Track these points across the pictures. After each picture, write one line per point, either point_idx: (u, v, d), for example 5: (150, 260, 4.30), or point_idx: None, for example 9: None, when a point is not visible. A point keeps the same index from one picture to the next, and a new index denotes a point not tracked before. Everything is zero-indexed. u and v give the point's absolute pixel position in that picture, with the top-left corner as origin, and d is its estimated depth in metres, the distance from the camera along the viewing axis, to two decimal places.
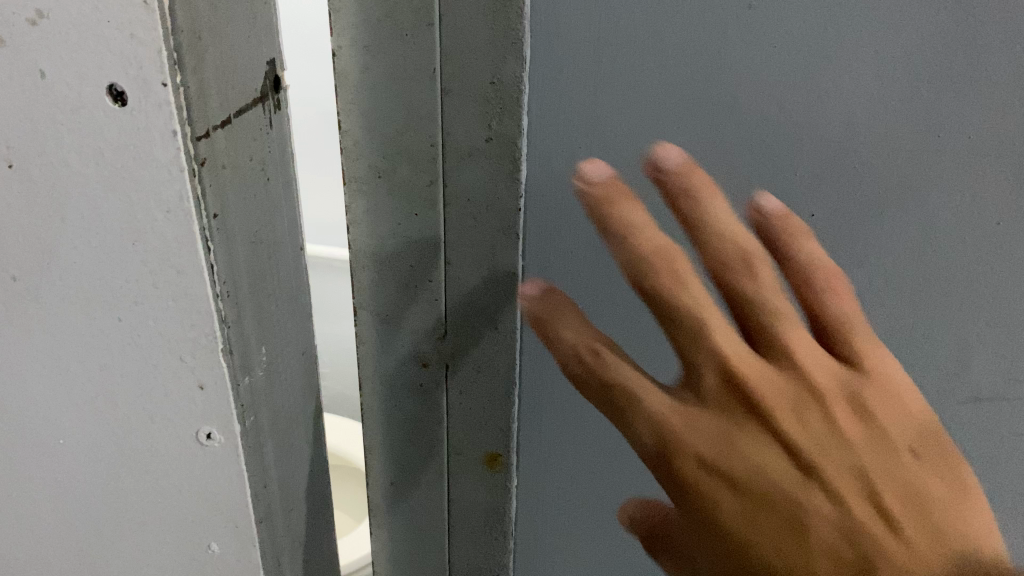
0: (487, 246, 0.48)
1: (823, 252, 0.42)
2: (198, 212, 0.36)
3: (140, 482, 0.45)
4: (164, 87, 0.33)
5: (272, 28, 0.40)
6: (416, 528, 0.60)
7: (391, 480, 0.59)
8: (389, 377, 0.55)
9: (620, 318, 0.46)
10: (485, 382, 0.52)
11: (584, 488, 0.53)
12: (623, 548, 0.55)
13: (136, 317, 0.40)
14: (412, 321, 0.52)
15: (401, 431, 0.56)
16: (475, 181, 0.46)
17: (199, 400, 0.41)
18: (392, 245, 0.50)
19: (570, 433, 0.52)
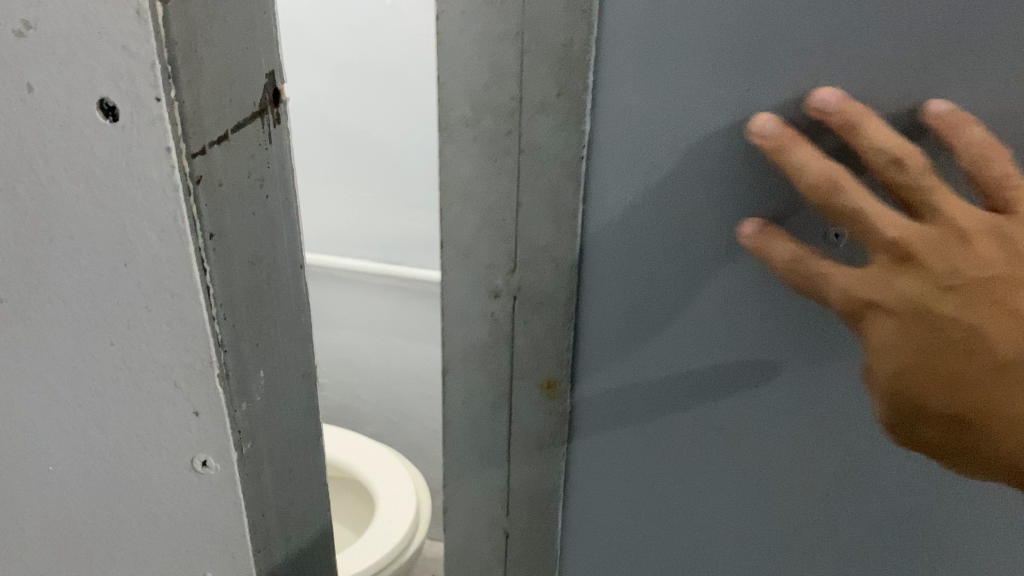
0: (554, 191, 0.51)
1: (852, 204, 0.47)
2: (193, 232, 0.34)
3: (133, 511, 0.44)
4: (158, 102, 0.32)
5: (271, 39, 0.39)
6: (479, 461, 0.64)
7: (460, 412, 0.63)
8: (462, 312, 0.59)
9: (671, 253, 0.52)
10: (545, 321, 0.56)
11: (635, 425, 0.59)
12: (660, 487, 0.61)
13: (129, 341, 0.38)
14: (484, 262, 0.56)
15: (467, 368, 0.61)
16: (546, 132, 0.50)
17: (195, 427, 0.40)
18: (467, 189, 0.54)
19: (622, 369, 0.57)
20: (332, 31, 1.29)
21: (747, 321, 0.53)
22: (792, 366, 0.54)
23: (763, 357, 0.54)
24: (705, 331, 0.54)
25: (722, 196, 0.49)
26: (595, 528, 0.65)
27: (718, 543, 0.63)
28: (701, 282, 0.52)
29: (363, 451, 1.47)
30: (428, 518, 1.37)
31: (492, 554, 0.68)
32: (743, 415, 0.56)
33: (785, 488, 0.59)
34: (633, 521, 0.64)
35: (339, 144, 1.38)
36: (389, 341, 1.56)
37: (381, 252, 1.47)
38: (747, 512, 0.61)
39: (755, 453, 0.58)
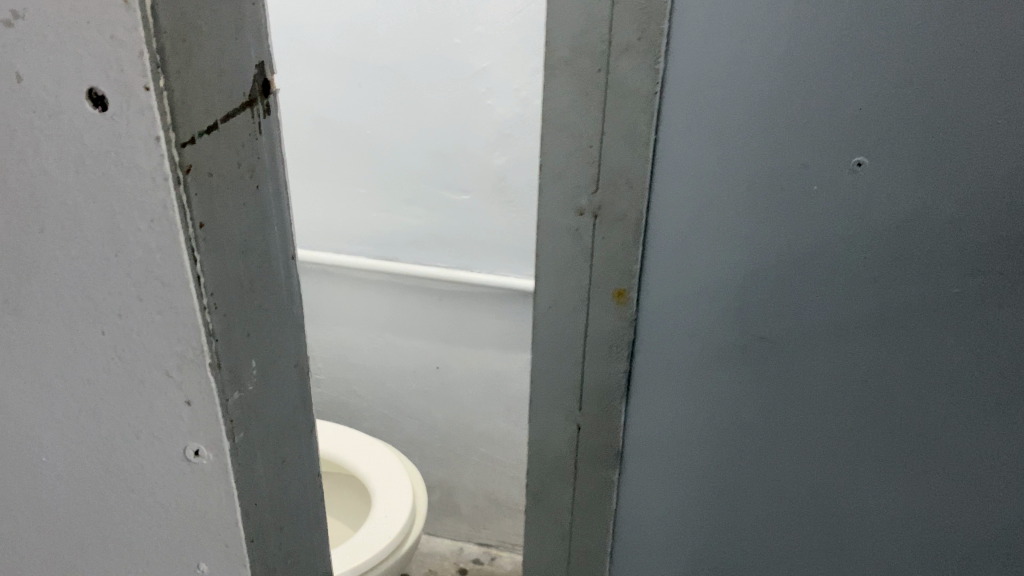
0: (632, 122, 0.69)
1: (870, 137, 0.63)
2: (183, 221, 0.35)
3: (126, 500, 0.44)
4: (146, 91, 0.32)
5: (261, 30, 0.39)
6: (562, 345, 0.82)
7: (548, 306, 0.81)
8: (556, 223, 0.76)
9: (727, 172, 0.68)
10: (618, 235, 0.74)
11: (694, 321, 0.76)
12: (709, 386, 0.79)
13: (120, 330, 0.38)
14: (577, 180, 0.73)
15: (559, 265, 0.78)
16: (629, 78, 0.68)
17: (186, 416, 0.40)
18: (568, 119, 0.71)
19: (685, 272, 0.74)
20: (326, 27, 1.29)
21: (788, 214, 0.68)
22: (823, 254, 0.68)
23: (798, 246, 0.69)
24: (759, 243, 0.70)
25: (772, 109, 0.65)
26: (661, 392, 0.81)
27: (757, 410, 0.78)
28: (755, 196, 0.68)
29: (358, 445, 1.48)
30: (424, 515, 1.37)
31: (568, 423, 0.86)
32: (787, 317, 0.72)
33: (815, 362, 0.73)
34: (689, 387, 0.80)
35: (333, 140, 1.38)
36: (385, 336, 1.57)
37: (376, 249, 1.47)
38: (784, 383, 0.76)
39: (793, 352, 0.74)
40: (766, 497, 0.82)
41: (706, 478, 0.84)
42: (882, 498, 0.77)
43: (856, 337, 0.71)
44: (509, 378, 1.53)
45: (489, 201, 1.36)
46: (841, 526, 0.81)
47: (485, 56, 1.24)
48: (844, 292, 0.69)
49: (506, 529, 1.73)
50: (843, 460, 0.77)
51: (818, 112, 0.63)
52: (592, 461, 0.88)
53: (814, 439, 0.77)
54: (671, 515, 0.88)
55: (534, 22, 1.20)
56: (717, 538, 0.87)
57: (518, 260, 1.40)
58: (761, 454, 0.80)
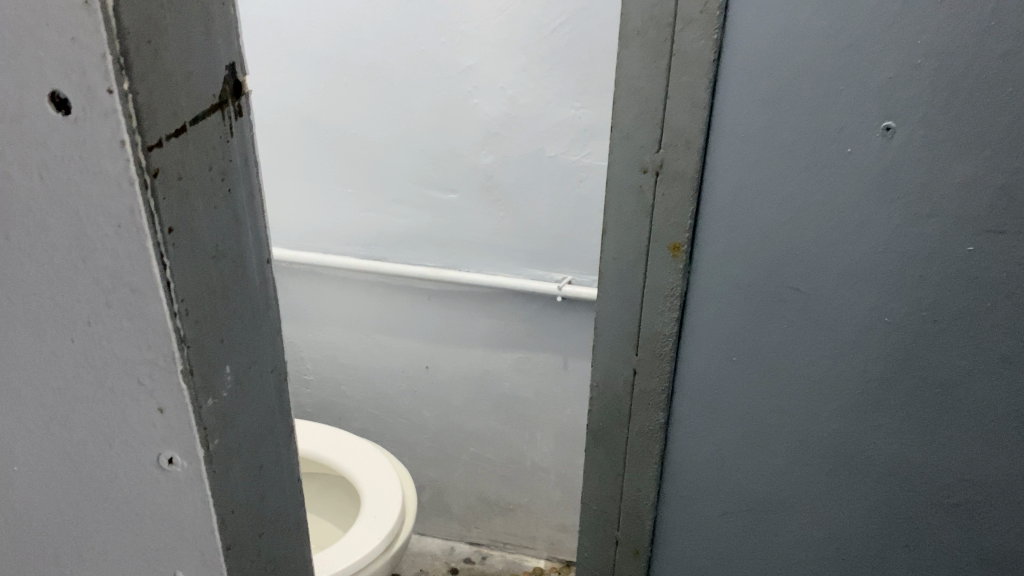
0: (692, 88, 0.66)
1: (911, 106, 0.59)
2: (152, 226, 0.34)
3: (100, 510, 0.43)
4: (110, 94, 0.31)
5: (231, 32, 0.38)
6: (620, 308, 0.77)
7: (613, 262, 0.76)
8: (622, 178, 0.72)
9: (774, 133, 0.65)
10: (678, 192, 0.70)
11: (727, 280, 0.72)
12: (737, 352, 0.74)
13: (90, 338, 0.38)
14: (645, 137, 0.69)
15: (622, 232, 0.74)
16: (693, 41, 0.64)
17: (160, 424, 0.39)
18: (634, 82, 0.68)
19: (720, 225, 0.70)
20: (310, 26, 1.28)
21: (851, 185, 0.63)
22: (883, 229, 0.64)
23: (859, 224, 0.64)
24: (802, 198, 0.66)
25: (825, 83, 0.61)
26: (690, 396, 0.79)
27: (786, 417, 0.75)
28: (803, 152, 0.64)
29: (346, 447, 1.47)
30: (412, 514, 1.37)
31: (621, 402, 0.82)
32: (823, 281, 0.68)
33: (851, 360, 0.70)
34: (717, 393, 0.77)
35: (320, 140, 1.38)
36: (373, 337, 1.56)
37: (364, 249, 1.46)
38: (815, 377, 0.72)
39: (824, 318, 0.69)
40: (790, 511, 0.80)
41: (730, 487, 0.81)
42: (905, 520, 0.74)
43: (894, 343, 0.67)
44: (498, 377, 1.53)
45: (476, 200, 1.35)
46: (864, 547, 0.77)
47: (470, 55, 1.24)
48: (895, 282, 0.65)
49: (497, 528, 1.73)
50: (867, 474, 0.74)
51: (874, 78, 0.60)
52: (637, 451, 0.84)
53: (840, 453, 0.74)
54: (701, 525, 0.85)
55: (518, 20, 1.20)
56: (743, 552, 0.84)
57: (506, 259, 1.40)
58: (786, 465, 0.78)
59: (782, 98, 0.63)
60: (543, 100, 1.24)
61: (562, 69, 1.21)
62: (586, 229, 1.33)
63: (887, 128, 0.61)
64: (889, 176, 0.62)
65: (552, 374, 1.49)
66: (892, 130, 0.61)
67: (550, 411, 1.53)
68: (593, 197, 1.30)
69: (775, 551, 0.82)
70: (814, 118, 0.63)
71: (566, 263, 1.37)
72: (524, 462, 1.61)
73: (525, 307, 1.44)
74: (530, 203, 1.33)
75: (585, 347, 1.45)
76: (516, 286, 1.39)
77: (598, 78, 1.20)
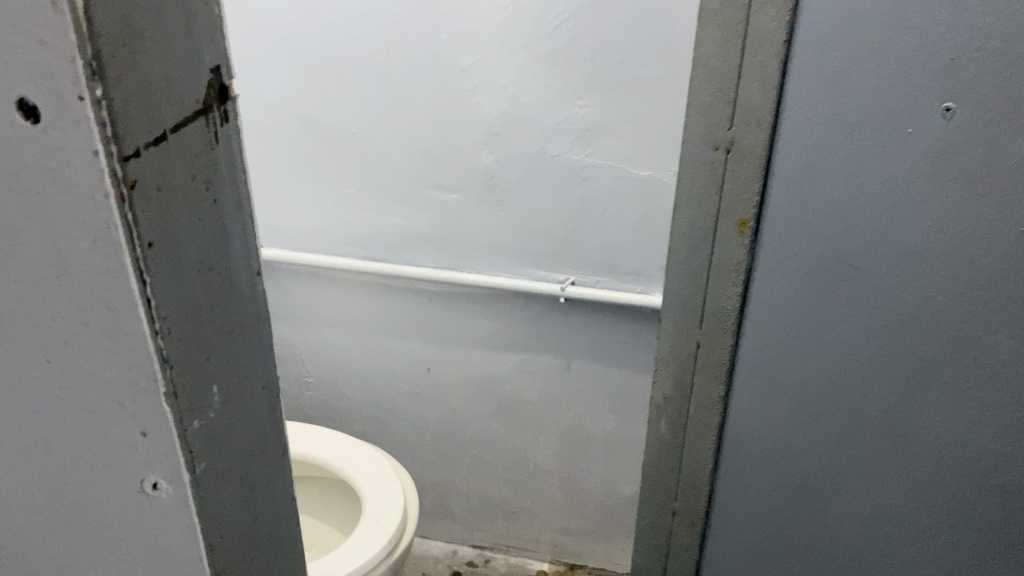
0: (765, 68, 0.62)
1: (973, 88, 0.56)
2: (130, 241, 0.32)
3: (83, 534, 0.41)
4: (81, 101, 0.29)
5: (216, 34, 0.36)
6: (688, 291, 0.74)
7: (681, 244, 0.72)
8: (692, 156, 0.68)
9: (847, 107, 0.60)
10: (750, 168, 0.66)
11: (788, 258, 0.68)
12: (796, 332, 0.70)
13: (67, 357, 0.36)
14: (718, 114, 0.65)
15: (689, 210, 0.70)
16: (767, 22, 0.61)
17: (143, 448, 0.37)
18: (708, 61, 0.64)
19: (784, 198, 0.66)
20: (308, 24, 1.25)
21: (918, 163, 0.59)
22: (945, 205, 0.60)
23: (924, 200, 0.60)
24: (873, 170, 0.61)
25: (890, 61, 0.58)
26: (746, 378, 0.75)
27: (840, 393, 0.71)
28: (874, 125, 0.60)
29: (346, 449, 1.45)
30: (414, 516, 1.35)
31: (681, 385, 0.79)
32: (886, 259, 0.64)
33: (908, 341, 0.65)
34: (775, 373, 0.73)
35: (318, 139, 1.35)
36: (374, 339, 1.54)
37: (364, 249, 1.44)
38: (872, 359, 0.68)
39: (886, 297, 0.65)
40: (838, 492, 0.75)
41: (778, 464, 0.78)
42: (959, 504, 0.69)
43: (954, 318, 0.63)
44: (501, 380, 1.50)
45: (477, 200, 1.33)
46: (915, 531, 0.73)
47: (471, 53, 1.21)
48: (959, 256, 0.61)
49: (499, 531, 1.71)
50: (922, 456, 0.69)
51: (939, 57, 0.56)
52: (695, 432, 0.81)
53: (893, 433, 0.70)
54: (744, 502, 0.82)
55: (520, 18, 1.17)
56: (789, 531, 0.80)
57: (508, 259, 1.37)
58: (835, 443, 0.73)
59: (858, 68, 0.59)
60: (544, 98, 1.22)
61: (565, 67, 1.19)
62: (590, 230, 1.31)
63: (948, 109, 0.57)
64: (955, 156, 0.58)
65: (555, 376, 1.47)
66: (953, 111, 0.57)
67: (553, 414, 1.51)
68: (596, 197, 1.27)
69: (822, 533, 0.78)
70: (883, 95, 0.59)
71: (569, 263, 1.35)
72: (527, 465, 1.59)
73: (528, 309, 1.42)
74: (531, 203, 1.31)
75: (589, 349, 1.43)
76: (518, 288, 1.37)
77: (601, 76, 1.18)
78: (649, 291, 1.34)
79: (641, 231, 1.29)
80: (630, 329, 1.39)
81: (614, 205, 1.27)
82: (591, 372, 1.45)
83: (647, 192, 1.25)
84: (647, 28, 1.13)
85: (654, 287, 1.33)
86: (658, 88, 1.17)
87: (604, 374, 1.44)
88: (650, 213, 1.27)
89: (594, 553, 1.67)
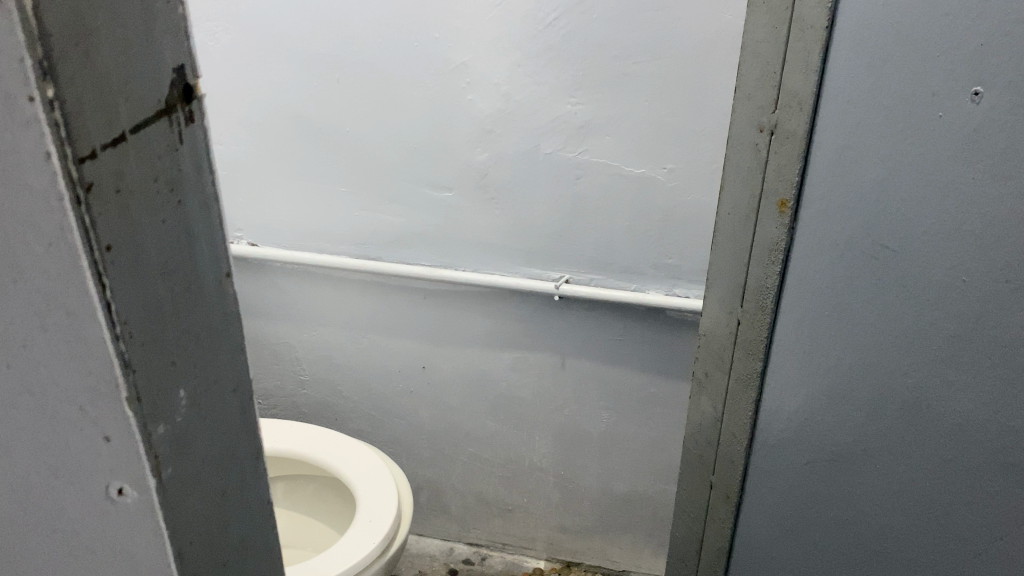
0: (807, 54, 0.55)
1: (1001, 72, 0.49)
2: (86, 244, 0.31)
3: (50, 540, 0.40)
4: (32, 103, 0.29)
5: (179, 33, 0.36)
6: (731, 284, 0.67)
7: (720, 233, 0.66)
8: (739, 137, 0.61)
9: (876, 88, 0.53)
10: (793, 149, 0.58)
11: (818, 241, 0.60)
12: (814, 320, 0.63)
13: (27, 363, 0.35)
14: (762, 94, 0.59)
15: (733, 193, 0.64)
16: (811, 8, 0.54)
17: (107, 453, 0.37)
18: (756, 45, 0.58)
19: (819, 175, 0.58)
20: (301, 22, 1.24)
21: (950, 145, 0.52)
22: (973, 191, 0.52)
23: (946, 182, 0.53)
24: (905, 146, 0.54)
25: (911, 45, 0.51)
26: (774, 378, 0.68)
27: (860, 372, 0.62)
28: (907, 100, 0.52)
29: (339, 448, 1.44)
30: (408, 517, 1.34)
31: (716, 379, 0.72)
32: (920, 238, 0.55)
33: (945, 328, 0.57)
34: (793, 367, 0.66)
35: (311, 137, 1.34)
36: (369, 337, 1.53)
37: (358, 247, 1.43)
38: (902, 348, 0.60)
39: (918, 281, 0.57)
40: (858, 483, 0.67)
41: (793, 454, 0.70)
42: (998, 497, 0.60)
43: (986, 289, 0.55)
44: (496, 377, 1.50)
45: (472, 198, 1.32)
46: (946, 527, 0.64)
47: (464, 50, 1.21)
48: (990, 238, 0.53)
49: (495, 529, 1.70)
50: (950, 443, 0.60)
51: (959, 40, 0.49)
52: (728, 432, 0.73)
53: (920, 416, 0.61)
54: (757, 503, 0.74)
55: (513, 15, 1.16)
56: (806, 525, 0.72)
57: (502, 257, 1.37)
58: (854, 430, 0.65)
59: (893, 42, 0.51)
60: (538, 97, 1.21)
61: (559, 64, 1.18)
62: (584, 227, 1.30)
63: (975, 93, 0.50)
64: (990, 139, 0.51)
65: (550, 374, 1.47)
66: (982, 94, 0.50)
67: (549, 412, 1.51)
68: (591, 195, 1.27)
69: (841, 528, 0.70)
70: (911, 76, 0.52)
71: (563, 261, 1.34)
72: (523, 462, 1.58)
73: (524, 306, 1.41)
74: (525, 201, 1.30)
75: (584, 346, 1.42)
76: (512, 285, 1.37)
77: (595, 73, 1.17)
78: (644, 289, 1.33)
79: (635, 229, 1.28)
80: (624, 327, 1.38)
81: (609, 202, 1.27)
82: (586, 370, 1.44)
83: (641, 189, 1.24)
84: (640, 25, 1.12)
85: (648, 285, 1.33)
86: (653, 86, 1.16)
87: (599, 372, 1.44)
88: (643, 211, 1.26)
89: (590, 551, 1.66)
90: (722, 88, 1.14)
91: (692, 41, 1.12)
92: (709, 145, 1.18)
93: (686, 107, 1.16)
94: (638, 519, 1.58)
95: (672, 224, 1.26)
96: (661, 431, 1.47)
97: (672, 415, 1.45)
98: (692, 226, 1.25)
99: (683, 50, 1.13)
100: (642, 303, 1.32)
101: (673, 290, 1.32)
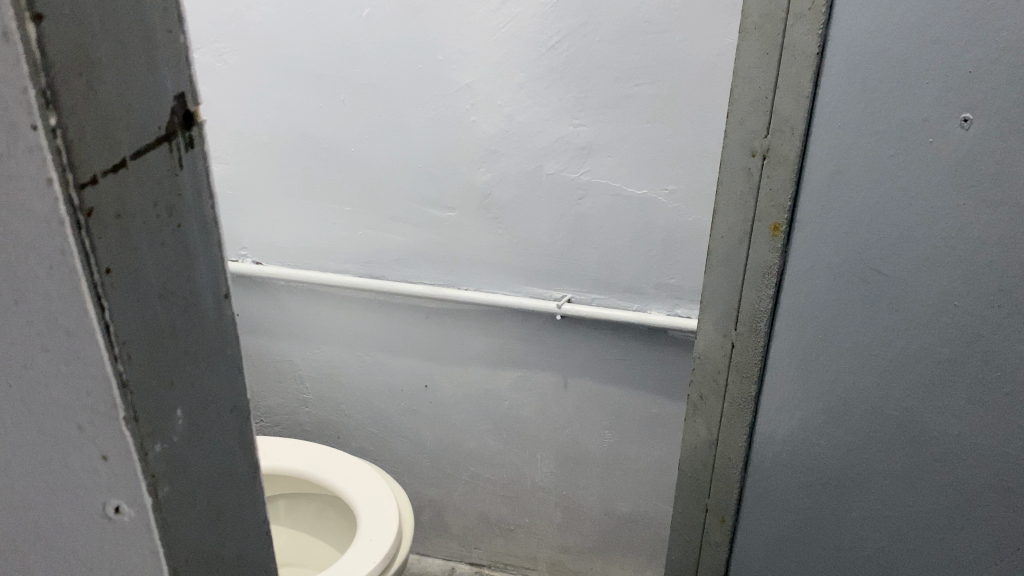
0: (798, 80, 0.56)
1: (991, 97, 0.49)
2: (85, 268, 0.32)
3: (47, 555, 0.41)
4: (34, 130, 0.30)
5: (179, 61, 0.37)
6: (723, 306, 0.68)
7: (714, 258, 0.67)
8: (732, 162, 0.63)
9: (863, 116, 0.54)
10: (783, 174, 0.60)
11: (809, 265, 0.61)
12: (816, 345, 0.63)
13: (26, 382, 0.36)
14: (755, 120, 0.60)
15: (726, 217, 0.65)
16: (804, 34, 0.55)
17: (104, 472, 0.37)
18: (749, 70, 0.60)
19: (810, 202, 0.59)
20: (308, 45, 1.26)
21: (939, 170, 0.52)
22: (962, 216, 0.53)
23: (936, 208, 0.53)
24: (898, 173, 0.54)
25: (898, 72, 0.52)
26: (770, 399, 0.69)
27: (856, 394, 0.62)
28: (897, 128, 0.53)
29: (342, 464, 1.45)
30: (410, 537, 1.34)
31: (711, 404, 0.73)
32: (913, 260, 0.56)
33: (938, 354, 0.57)
34: (794, 392, 0.66)
35: (316, 156, 1.35)
36: (371, 355, 1.53)
37: (363, 266, 1.44)
38: (898, 374, 0.60)
39: (911, 304, 0.57)
40: (854, 508, 0.66)
41: (791, 475, 0.70)
42: (990, 533, 0.59)
43: (977, 315, 0.54)
44: (499, 396, 1.50)
45: (474, 218, 1.33)
46: (942, 557, 0.63)
47: (467, 72, 1.22)
48: (981, 262, 0.53)
49: (497, 549, 1.69)
50: (944, 473, 0.60)
51: (947, 68, 0.50)
52: (722, 454, 0.74)
53: (913, 442, 0.61)
54: (759, 525, 0.74)
55: (516, 38, 1.18)
56: (803, 547, 0.72)
57: (504, 276, 1.37)
58: (851, 453, 0.65)
59: (880, 71, 0.53)
60: (542, 117, 1.22)
61: (560, 86, 1.19)
62: (586, 247, 1.31)
63: (965, 119, 0.51)
64: (980, 165, 0.51)
65: (553, 393, 1.47)
66: (972, 120, 0.50)
67: (551, 430, 1.51)
68: (593, 214, 1.28)
69: (838, 552, 0.69)
70: (899, 105, 0.53)
71: (566, 280, 1.35)
72: (525, 482, 1.58)
73: (527, 325, 1.42)
74: (528, 220, 1.31)
75: (586, 365, 1.42)
76: (515, 304, 1.37)
77: (597, 95, 1.19)
78: (646, 309, 1.33)
79: (637, 248, 1.29)
80: (626, 346, 1.38)
81: (610, 221, 1.27)
82: (588, 389, 1.44)
83: (642, 210, 1.25)
84: (640, 47, 1.14)
85: (650, 304, 1.33)
86: (654, 106, 1.17)
87: (601, 391, 1.44)
88: (644, 232, 1.27)
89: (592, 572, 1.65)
90: (720, 110, 1.15)
91: (692, 63, 1.13)
92: (710, 166, 1.19)
93: (685, 127, 1.17)
94: (640, 540, 1.57)
95: (674, 244, 1.26)
96: (663, 451, 1.46)
97: (674, 435, 1.44)
98: (693, 247, 1.26)
99: (685, 73, 1.14)
100: (644, 323, 1.32)
101: (675, 310, 1.32)
